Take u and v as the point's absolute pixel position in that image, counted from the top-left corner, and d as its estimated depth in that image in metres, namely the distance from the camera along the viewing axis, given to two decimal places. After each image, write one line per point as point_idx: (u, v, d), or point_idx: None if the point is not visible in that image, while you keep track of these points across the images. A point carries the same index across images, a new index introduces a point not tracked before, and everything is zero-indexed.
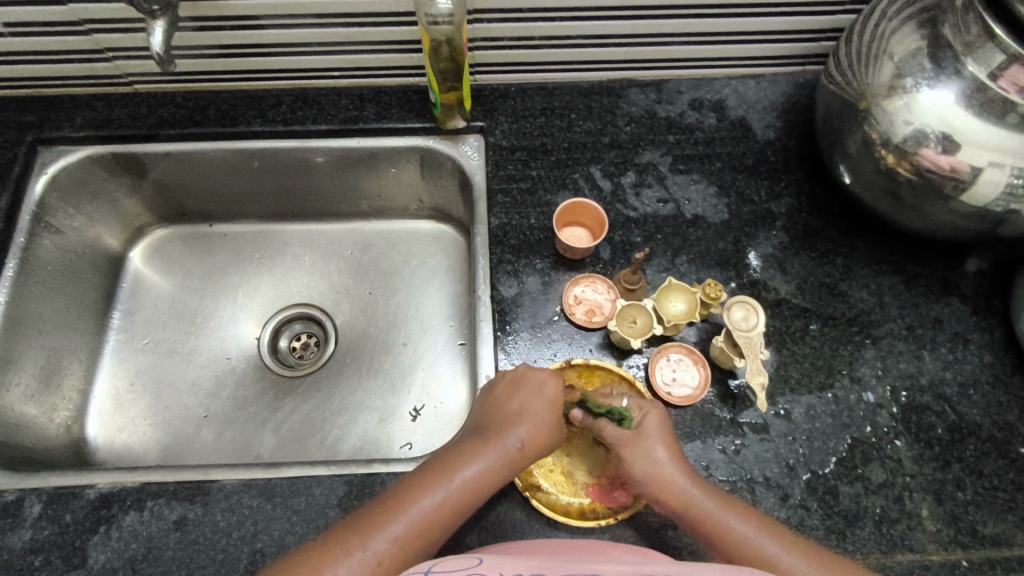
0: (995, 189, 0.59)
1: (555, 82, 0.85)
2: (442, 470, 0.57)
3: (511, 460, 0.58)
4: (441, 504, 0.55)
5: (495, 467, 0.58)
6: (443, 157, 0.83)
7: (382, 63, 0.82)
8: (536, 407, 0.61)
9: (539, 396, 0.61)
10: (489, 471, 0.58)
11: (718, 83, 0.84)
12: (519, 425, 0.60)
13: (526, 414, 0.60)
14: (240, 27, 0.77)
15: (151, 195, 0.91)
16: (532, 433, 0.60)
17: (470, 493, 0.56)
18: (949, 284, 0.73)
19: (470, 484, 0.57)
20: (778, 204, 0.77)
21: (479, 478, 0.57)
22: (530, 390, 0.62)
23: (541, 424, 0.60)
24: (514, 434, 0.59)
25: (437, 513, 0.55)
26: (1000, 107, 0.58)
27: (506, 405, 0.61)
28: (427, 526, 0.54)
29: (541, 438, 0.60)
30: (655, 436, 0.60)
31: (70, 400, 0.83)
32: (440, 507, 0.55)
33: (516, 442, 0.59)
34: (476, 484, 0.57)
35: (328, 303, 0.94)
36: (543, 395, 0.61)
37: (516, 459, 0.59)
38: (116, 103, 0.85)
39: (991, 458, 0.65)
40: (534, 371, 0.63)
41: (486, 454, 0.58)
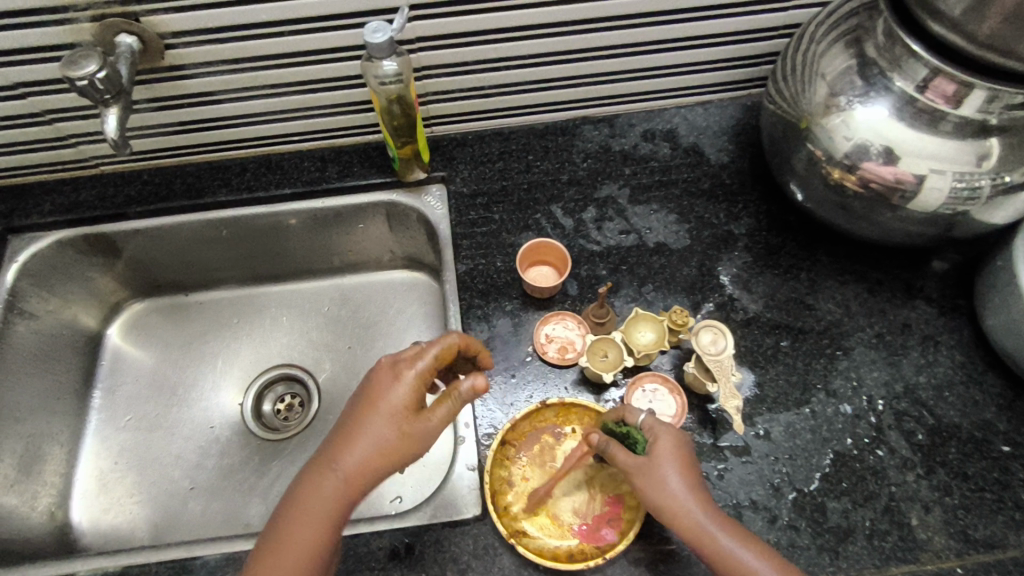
0: (940, 195, 0.61)
1: (511, 127, 0.87)
2: (325, 467, 0.57)
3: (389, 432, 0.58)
4: (334, 493, 0.56)
5: (365, 465, 0.57)
6: (407, 210, 0.84)
7: (340, 125, 0.85)
8: (404, 385, 0.59)
9: (403, 374, 0.60)
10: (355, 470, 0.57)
11: (668, 113, 0.86)
12: (381, 410, 0.58)
13: (384, 394, 0.59)
14: (197, 104, 0.79)
15: (125, 272, 0.92)
16: (395, 404, 0.58)
17: (360, 476, 0.57)
18: (913, 288, 0.74)
19: (356, 471, 0.57)
20: (738, 225, 0.78)
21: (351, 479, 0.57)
22: (392, 367, 0.60)
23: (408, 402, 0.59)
24: (387, 411, 0.58)
25: (330, 503, 0.56)
26: (932, 117, 0.60)
27: (370, 388, 0.60)
28: (315, 528, 0.55)
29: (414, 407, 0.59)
30: (670, 458, 0.58)
31: (53, 485, 0.83)
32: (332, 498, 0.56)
33: (381, 431, 0.57)
34: (361, 468, 0.57)
35: (309, 361, 0.94)
36: (405, 370, 0.60)
37: (394, 431, 0.58)
38: (84, 186, 0.87)
39: (975, 459, 0.65)
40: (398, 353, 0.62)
41: (360, 443, 0.57)
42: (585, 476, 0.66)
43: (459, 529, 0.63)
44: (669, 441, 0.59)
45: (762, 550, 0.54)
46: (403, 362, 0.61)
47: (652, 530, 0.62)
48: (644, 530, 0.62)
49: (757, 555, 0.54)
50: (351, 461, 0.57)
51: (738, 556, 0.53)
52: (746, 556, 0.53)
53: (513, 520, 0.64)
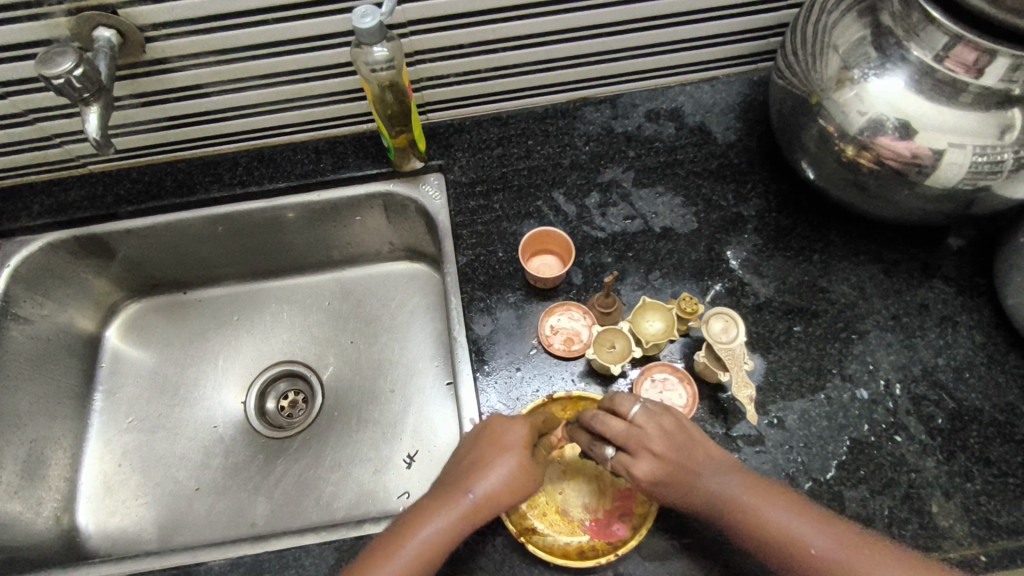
0: (959, 170, 0.58)
1: (509, 111, 0.84)
2: (404, 535, 0.55)
3: (473, 511, 0.56)
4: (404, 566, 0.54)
5: (457, 523, 0.55)
6: (405, 200, 0.82)
7: (332, 114, 0.82)
8: (508, 456, 0.57)
9: (503, 448, 0.58)
10: (449, 528, 0.55)
11: (672, 92, 0.83)
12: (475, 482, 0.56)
13: (484, 466, 0.57)
14: (184, 98, 0.76)
15: (120, 273, 0.91)
16: (495, 484, 0.56)
17: (432, 553, 0.54)
18: (930, 267, 0.71)
19: (429, 546, 0.54)
20: (747, 207, 0.76)
21: (439, 539, 0.55)
22: (495, 438, 0.59)
23: (503, 487, 0.56)
24: (496, 460, 0.57)
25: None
26: (952, 89, 0.57)
27: (466, 459, 0.59)
28: None
29: (509, 491, 0.56)
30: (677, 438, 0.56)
31: (57, 489, 0.82)
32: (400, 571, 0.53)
33: (467, 507, 0.55)
34: (435, 543, 0.55)
35: (311, 357, 0.93)
36: (508, 444, 0.58)
37: (478, 511, 0.56)
38: (73, 186, 0.85)
39: (997, 443, 0.63)
40: (501, 423, 0.60)
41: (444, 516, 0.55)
42: (593, 470, 0.65)
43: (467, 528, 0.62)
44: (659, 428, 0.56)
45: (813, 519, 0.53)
46: (502, 433, 0.59)
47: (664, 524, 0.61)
48: (656, 524, 0.61)
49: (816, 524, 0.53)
50: (428, 533, 0.55)
51: (800, 530, 0.52)
52: (804, 529, 0.52)
53: (522, 517, 0.62)
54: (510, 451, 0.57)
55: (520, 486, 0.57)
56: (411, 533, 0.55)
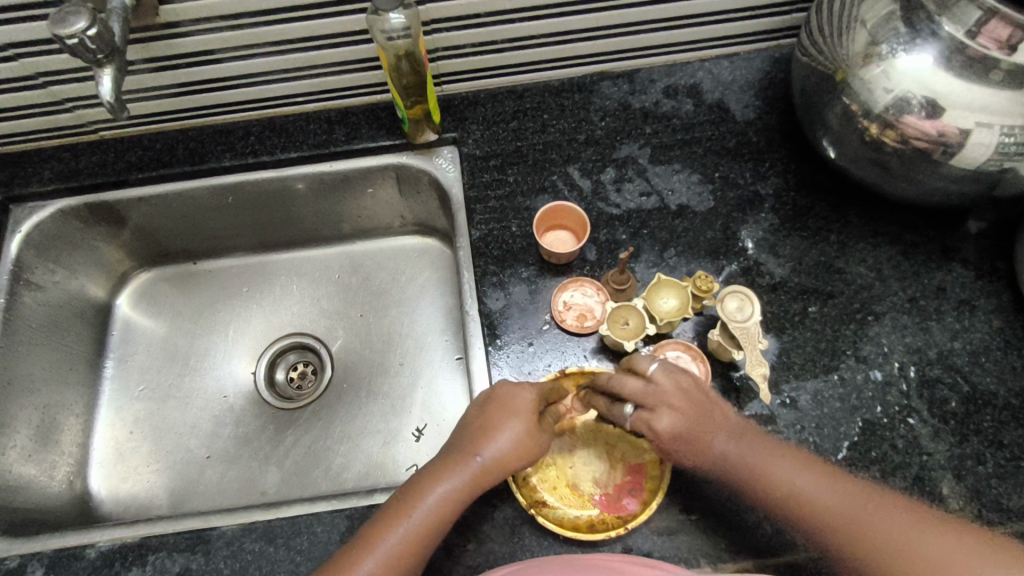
0: (985, 150, 0.57)
1: (525, 85, 0.83)
2: (410, 504, 0.55)
3: (480, 478, 0.56)
4: (410, 535, 0.54)
5: (468, 485, 0.56)
6: (418, 172, 0.81)
7: (346, 84, 0.81)
8: (514, 421, 0.58)
9: (510, 413, 0.58)
10: (460, 491, 0.56)
11: (691, 67, 0.82)
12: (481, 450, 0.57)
13: (490, 431, 0.58)
14: (197, 64, 0.75)
15: (131, 241, 0.90)
16: (500, 450, 0.57)
17: (439, 521, 0.55)
18: (949, 250, 0.71)
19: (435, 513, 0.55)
20: (765, 185, 0.75)
21: (451, 501, 0.55)
22: (502, 403, 0.59)
23: (507, 453, 0.57)
24: (504, 424, 0.58)
25: (407, 544, 0.54)
26: (983, 66, 0.56)
27: (471, 425, 0.59)
28: (411, 548, 0.54)
29: (514, 457, 0.57)
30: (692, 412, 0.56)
31: (70, 455, 0.83)
32: (413, 532, 0.54)
33: (471, 476, 0.56)
34: (441, 511, 0.55)
35: (321, 329, 0.93)
36: (515, 410, 0.58)
37: (485, 477, 0.57)
38: (84, 152, 0.84)
39: (1010, 427, 0.62)
40: (507, 389, 0.60)
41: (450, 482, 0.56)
42: (604, 444, 0.65)
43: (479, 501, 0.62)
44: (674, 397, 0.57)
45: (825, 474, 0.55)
46: (507, 401, 0.59)
47: (673, 499, 0.61)
48: (666, 499, 0.61)
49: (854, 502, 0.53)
50: (434, 501, 0.55)
51: (838, 504, 0.53)
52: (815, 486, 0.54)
53: (532, 490, 0.63)
54: (516, 418, 0.58)
55: (526, 452, 0.58)
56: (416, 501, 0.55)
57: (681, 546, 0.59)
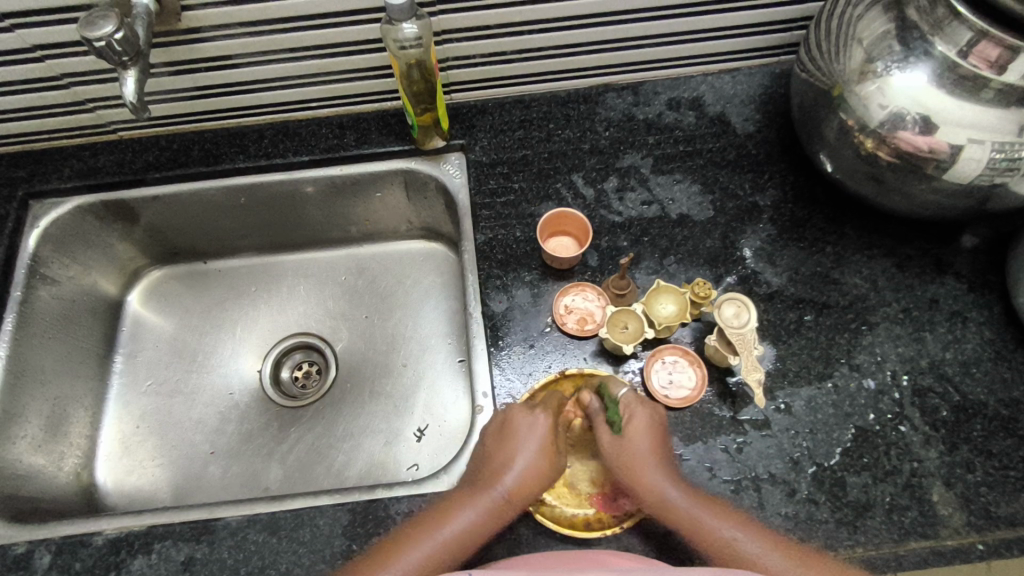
0: (977, 166, 0.59)
1: (531, 95, 0.85)
2: (422, 535, 0.56)
3: (489, 512, 0.57)
4: (428, 557, 0.55)
5: (486, 516, 0.57)
6: (426, 178, 0.83)
7: (358, 90, 0.83)
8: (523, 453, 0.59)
9: (519, 441, 0.60)
10: (477, 522, 0.57)
11: (694, 81, 0.84)
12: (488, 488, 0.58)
13: (509, 463, 0.59)
14: (216, 68, 0.78)
15: (144, 239, 0.93)
16: (521, 480, 0.58)
17: (443, 557, 0.55)
18: (943, 263, 0.72)
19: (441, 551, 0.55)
20: (763, 197, 0.77)
21: (469, 531, 0.56)
22: (511, 433, 0.61)
23: (515, 489, 0.58)
24: (521, 455, 0.59)
25: (422, 568, 0.54)
26: (974, 84, 0.58)
27: (493, 455, 0.60)
28: (422, 574, 0.54)
29: (523, 491, 0.58)
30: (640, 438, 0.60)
31: (78, 446, 0.84)
32: (429, 560, 0.55)
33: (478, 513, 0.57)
34: (445, 549, 0.55)
35: (326, 330, 0.95)
36: (526, 437, 0.60)
37: (497, 510, 0.58)
38: (102, 151, 0.87)
39: (1000, 437, 0.64)
40: (519, 416, 0.62)
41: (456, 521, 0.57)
42: (602, 446, 0.67)
43: None
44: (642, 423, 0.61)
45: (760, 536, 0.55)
46: (524, 426, 0.61)
47: None
48: (662, 500, 0.62)
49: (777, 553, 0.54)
50: (434, 543, 0.56)
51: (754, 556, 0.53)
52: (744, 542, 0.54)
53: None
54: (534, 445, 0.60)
55: (538, 481, 0.59)
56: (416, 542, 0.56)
57: (675, 546, 0.61)
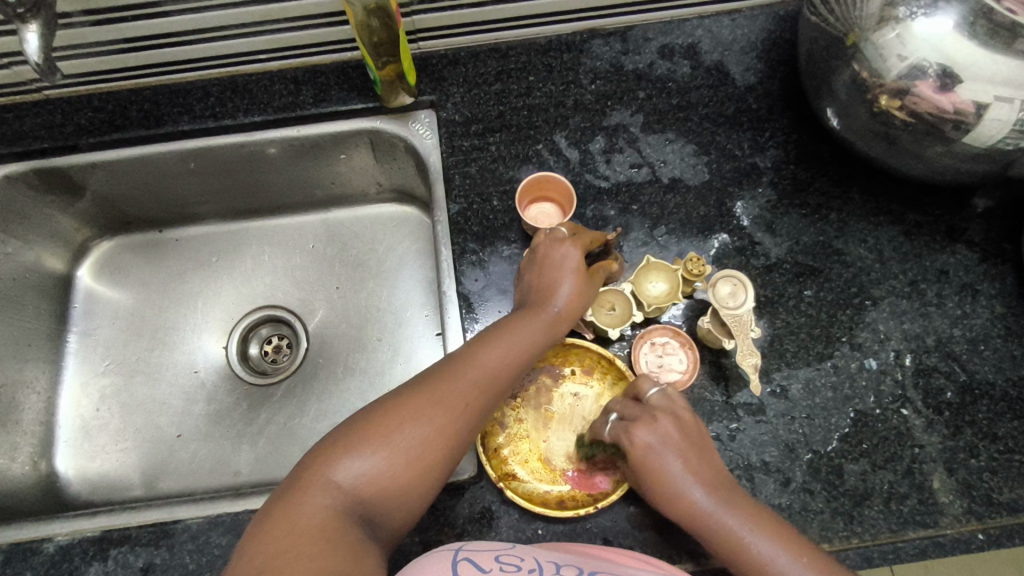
0: (1001, 128, 0.53)
1: (509, 42, 0.76)
2: (474, 359, 0.54)
3: (509, 353, 0.55)
4: (489, 377, 0.53)
5: (544, 332, 0.57)
6: (392, 138, 0.75)
7: (313, 39, 0.74)
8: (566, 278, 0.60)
9: (558, 271, 0.60)
10: (535, 339, 0.57)
11: (690, 25, 0.75)
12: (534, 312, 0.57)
13: (557, 283, 0.59)
14: (143, 16, 0.69)
15: (87, 209, 0.85)
16: (572, 296, 0.59)
17: (502, 376, 0.54)
18: (955, 230, 0.67)
19: (463, 398, 0.52)
20: (764, 158, 0.70)
21: (523, 354, 0.56)
22: (547, 264, 0.61)
23: (535, 328, 0.57)
24: (568, 275, 0.60)
25: (484, 388, 0.53)
26: (1006, 33, 0.51)
27: (535, 284, 0.60)
28: (484, 393, 0.53)
29: (549, 333, 0.58)
30: (651, 430, 0.54)
31: (33, 434, 0.79)
32: (489, 381, 0.53)
33: (507, 352, 0.55)
34: (492, 378, 0.54)
35: (294, 302, 0.89)
36: (563, 265, 0.60)
37: (555, 325, 0.58)
38: (28, 113, 0.77)
39: (1005, 419, 0.60)
40: (552, 247, 0.61)
41: (476, 368, 0.53)
42: (581, 421, 0.63)
43: (454, 492, 0.59)
44: (652, 424, 0.54)
45: (755, 522, 0.50)
46: (560, 256, 0.60)
47: None
48: None
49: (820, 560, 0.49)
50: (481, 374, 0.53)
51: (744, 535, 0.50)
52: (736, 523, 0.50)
53: (501, 462, 0.61)
54: (571, 268, 0.60)
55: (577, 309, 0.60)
56: (440, 391, 0.51)
57: (660, 540, 0.58)
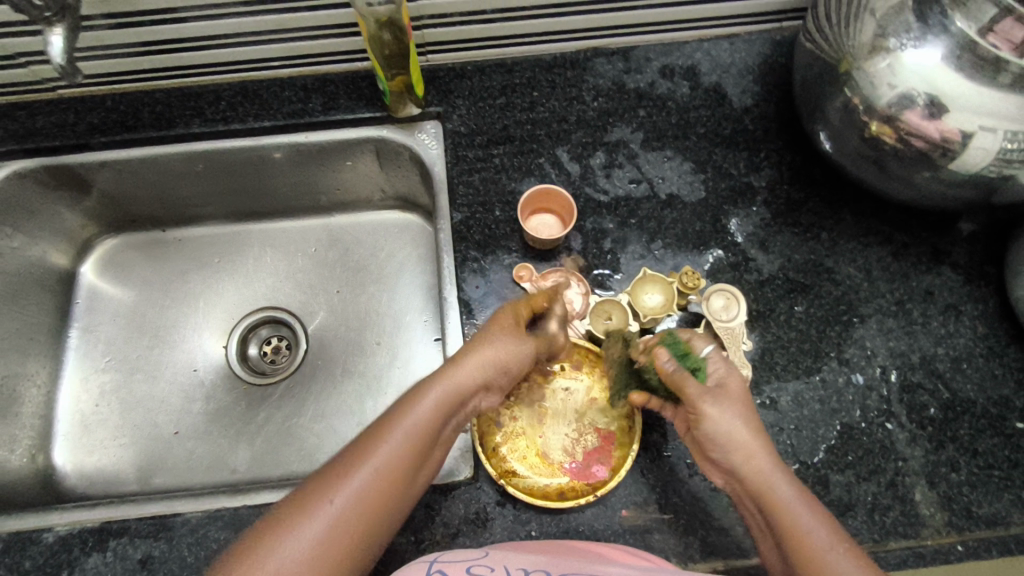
0: (986, 155, 0.55)
1: (515, 58, 0.78)
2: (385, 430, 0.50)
3: (445, 401, 0.53)
4: (402, 445, 0.50)
5: (457, 391, 0.54)
6: (398, 147, 0.77)
7: (324, 49, 0.76)
8: (492, 339, 0.57)
9: (484, 332, 0.58)
10: (448, 397, 0.53)
11: (690, 48, 0.78)
12: (448, 372, 0.54)
13: (480, 342, 0.57)
14: (162, 22, 0.70)
15: (94, 206, 0.86)
16: (491, 351, 0.56)
17: (413, 441, 0.50)
18: (940, 253, 0.69)
19: (370, 471, 0.48)
20: (758, 177, 0.72)
21: (435, 414, 0.52)
22: (479, 331, 0.59)
23: (453, 390, 0.54)
24: (494, 333, 0.58)
25: (394, 456, 0.49)
26: (992, 67, 0.53)
27: (458, 346, 0.58)
28: (394, 460, 0.49)
29: (462, 389, 0.54)
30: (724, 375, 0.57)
31: (31, 427, 0.80)
32: (399, 447, 0.50)
33: (417, 417, 0.51)
34: (403, 447, 0.50)
35: (295, 305, 0.90)
36: (494, 327, 0.58)
37: (470, 382, 0.55)
38: (41, 111, 0.79)
39: (986, 435, 0.62)
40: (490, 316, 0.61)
41: (409, 419, 0.51)
42: (573, 413, 0.65)
43: (450, 493, 0.61)
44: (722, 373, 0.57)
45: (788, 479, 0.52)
46: (491, 320, 0.59)
47: (647, 498, 0.61)
48: (635, 463, 0.62)
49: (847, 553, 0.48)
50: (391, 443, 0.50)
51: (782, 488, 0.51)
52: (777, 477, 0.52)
53: (500, 460, 0.62)
54: (494, 328, 0.58)
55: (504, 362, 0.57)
56: (344, 471, 0.48)
57: (649, 545, 0.59)
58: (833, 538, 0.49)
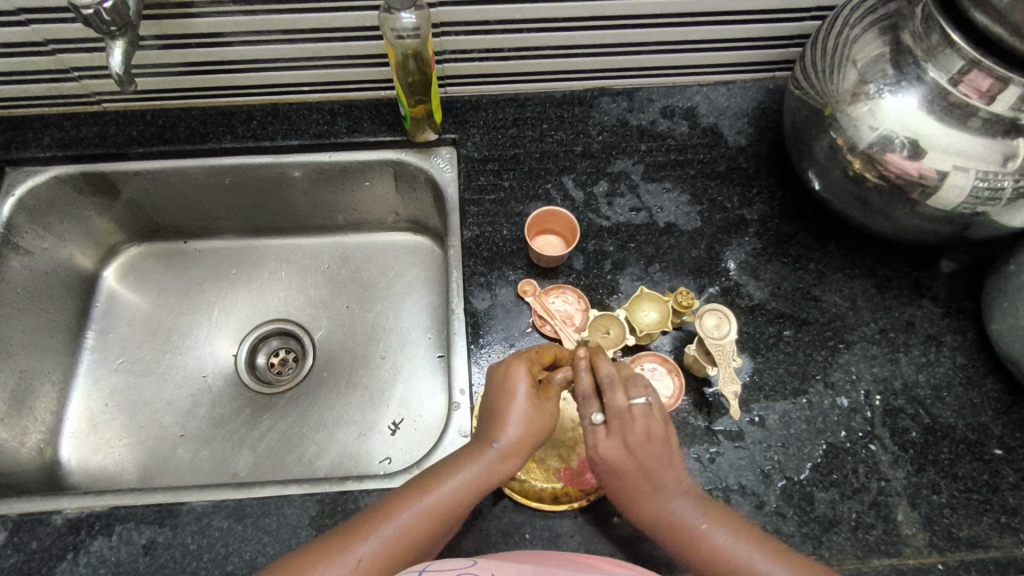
0: (961, 193, 0.60)
1: (527, 94, 0.85)
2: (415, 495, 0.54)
3: (473, 480, 0.56)
4: (423, 518, 0.53)
5: (485, 473, 0.56)
6: (415, 170, 0.83)
7: (352, 78, 0.82)
8: (517, 415, 0.58)
9: (512, 400, 0.59)
10: (478, 479, 0.56)
11: (689, 91, 0.84)
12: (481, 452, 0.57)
13: (506, 417, 0.58)
14: (206, 45, 0.77)
15: (123, 214, 0.91)
16: (518, 436, 0.58)
17: (436, 519, 0.54)
18: (921, 286, 0.73)
19: (392, 537, 0.52)
20: (750, 210, 0.77)
21: (464, 493, 0.55)
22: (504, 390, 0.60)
23: (480, 473, 0.56)
24: (519, 408, 0.59)
25: (415, 529, 0.53)
26: (962, 112, 0.59)
27: (489, 413, 0.60)
28: (415, 534, 0.53)
29: (491, 476, 0.57)
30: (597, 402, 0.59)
31: (43, 422, 0.82)
32: (422, 521, 0.53)
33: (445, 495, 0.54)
34: (427, 519, 0.53)
35: (305, 317, 0.94)
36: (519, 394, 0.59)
37: (496, 465, 0.57)
38: (85, 122, 0.85)
39: (965, 460, 0.65)
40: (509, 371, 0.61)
41: (435, 494, 0.54)
42: (570, 422, 0.68)
43: None
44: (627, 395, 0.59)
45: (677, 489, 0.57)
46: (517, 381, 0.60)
47: None
48: None
49: (771, 557, 0.52)
50: (416, 513, 0.53)
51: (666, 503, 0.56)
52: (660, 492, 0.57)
53: None
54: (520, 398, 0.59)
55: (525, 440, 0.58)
56: (370, 529, 0.52)
57: (639, 552, 0.61)
58: (727, 539, 0.53)
